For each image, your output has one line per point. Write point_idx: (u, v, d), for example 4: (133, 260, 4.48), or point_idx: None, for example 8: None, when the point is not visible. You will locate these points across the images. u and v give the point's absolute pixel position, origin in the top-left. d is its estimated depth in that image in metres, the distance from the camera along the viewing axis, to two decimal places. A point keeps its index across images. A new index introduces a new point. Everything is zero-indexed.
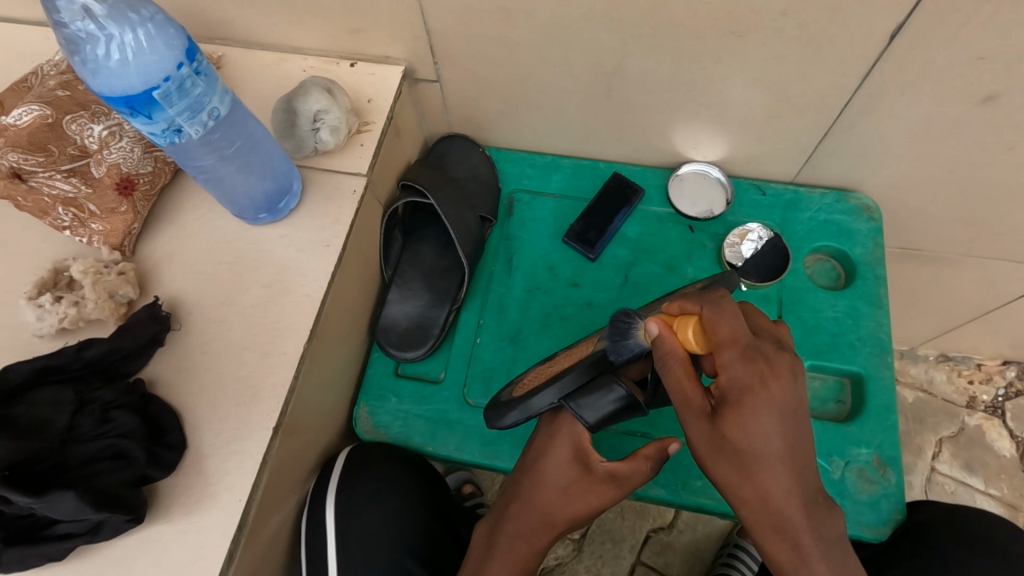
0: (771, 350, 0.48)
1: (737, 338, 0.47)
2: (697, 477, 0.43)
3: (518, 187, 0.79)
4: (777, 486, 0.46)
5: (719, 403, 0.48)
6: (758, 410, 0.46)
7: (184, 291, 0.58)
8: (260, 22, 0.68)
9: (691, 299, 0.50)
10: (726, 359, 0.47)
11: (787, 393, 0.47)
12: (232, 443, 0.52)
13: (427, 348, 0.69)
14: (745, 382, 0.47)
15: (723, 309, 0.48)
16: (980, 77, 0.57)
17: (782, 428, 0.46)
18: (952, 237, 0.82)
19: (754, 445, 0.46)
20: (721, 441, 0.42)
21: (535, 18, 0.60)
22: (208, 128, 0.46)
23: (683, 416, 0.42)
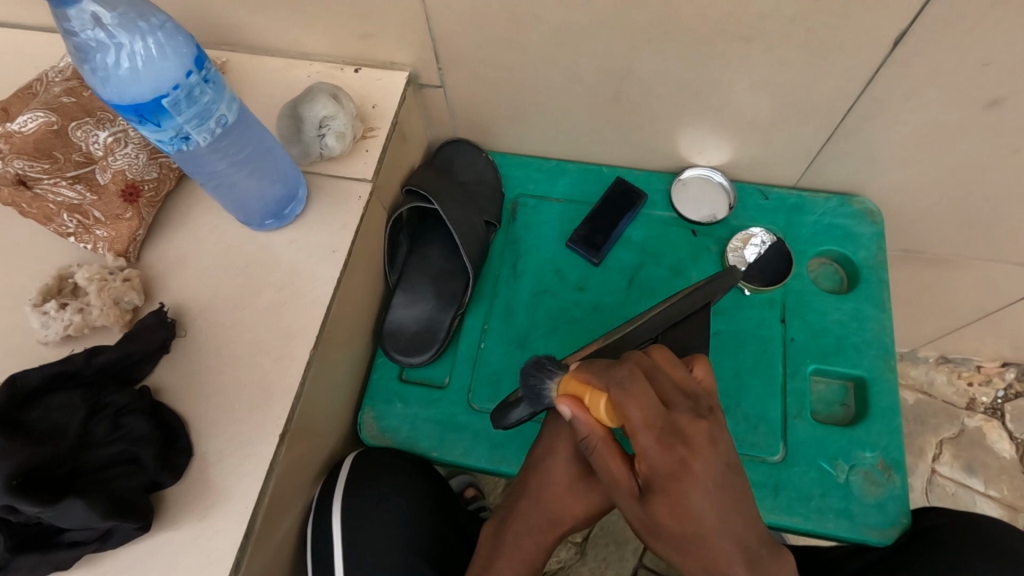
0: (688, 424, 0.42)
1: (649, 449, 0.41)
2: (666, 508, 0.42)
3: (522, 191, 0.79)
4: (720, 562, 0.42)
5: (647, 484, 0.44)
6: (678, 500, 0.41)
7: (189, 296, 0.58)
8: (264, 27, 0.68)
9: (596, 371, 0.46)
10: (642, 443, 0.42)
11: (717, 467, 0.41)
12: (238, 451, 0.52)
13: (433, 352, 0.69)
14: (668, 470, 0.41)
15: (641, 389, 0.42)
16: (986, 83, 0.57)
17: (714, 505, 0.41)
18: (954, 240, 0.83)
19: (692, 520, 0.41)
20: (683, 472, 0.41)
21: (541, 23, 0.60)
22: (215, 135, 0.46)
23: (644, 448, 0.41)
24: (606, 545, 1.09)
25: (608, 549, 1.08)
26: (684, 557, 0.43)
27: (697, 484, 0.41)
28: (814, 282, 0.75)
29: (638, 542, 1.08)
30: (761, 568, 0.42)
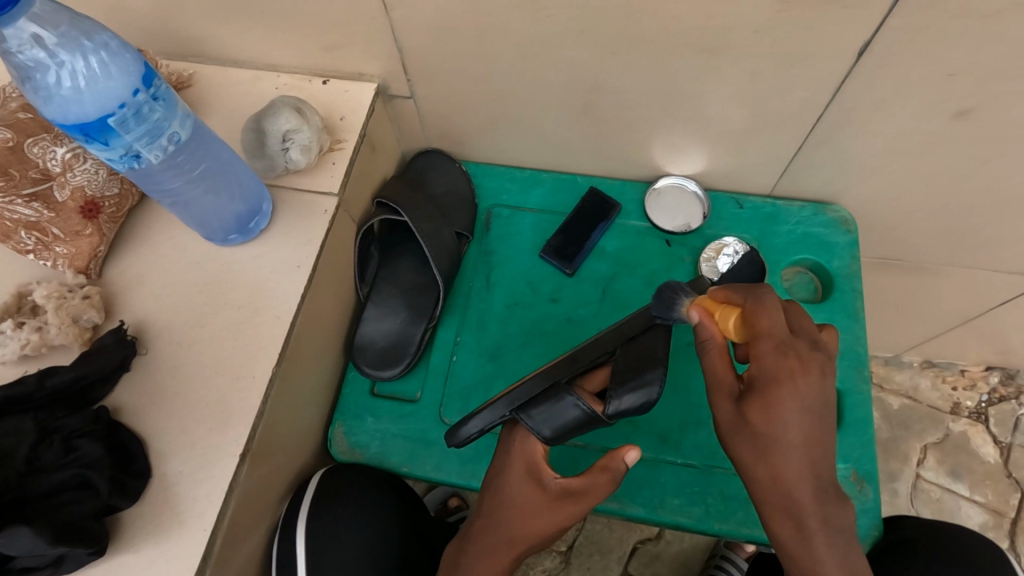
0: (808, 350, 0.47)
1: (773, 330, 0.48)
2: (758, 408, 0.47)
3: (496, 203, 0.78)
4: (773, 480, 0.47)
5: (747, 390, 0.49)
6: (778, 400, 0.46)
7: (151, 314, 0.57)
8: (230, 38, 0.67)
9: (736, 290, 0.51)
10: (760, 350, 0.48)
11: (809, 391, 0.46)
12: (198, 472, 0.51)
13: (403, 367, 0.68)
14: (772, 374, 0.47)
15: (765, 305, 0.48)
16: (955, 93, 0.56)
17: (804, 421, 0.46)
18: (931, 247, 0.82)
19: (777, 431, 0.46)
20: (784, 378, 0.46)
21: (507, 36, 0.59)
22: (168, 152, 0.46)
23: (761, 353, 0.47)
24: (590, 555, 1.08)
25: (592, 559, 1.08)
26: (758, 454, 0.47)
27: (793, 391, 0.46)
28: (788, 292, 0.74)
29: (622, 551, 1.08)
30: (826, 502, 0.47)
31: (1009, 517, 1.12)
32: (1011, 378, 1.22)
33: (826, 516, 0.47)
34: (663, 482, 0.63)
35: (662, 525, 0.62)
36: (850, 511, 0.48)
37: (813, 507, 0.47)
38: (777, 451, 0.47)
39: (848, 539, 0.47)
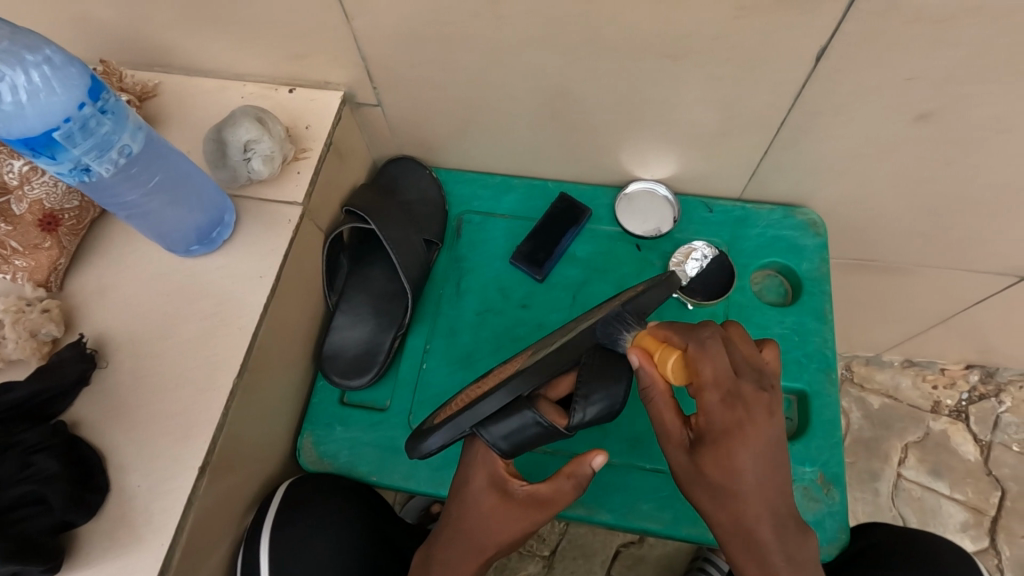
0: (753, 394, 0.49)
1: (711, 379, 0.48)
2: (711, 459, 0.48)
3: (467, 209, 0.78)
4: (735, 522, 0.48)
5: (700, 438, 0.50)
6: (723, 455, 0.48)
7: (111, 327, 0.57)
8: (193, 48, 0.66)
9: (677, 331, 0.51)
10: (708, 402, 0.48)
11: (763, 434, 0.48)
12: (156, 486, 0.51)
13: (372, 375, 0.68)
14: (724, 426, 0.48)
15: (706, 349, 0.49)
16: (914, 97, 0.56)
17: (758, 468, 0.48)
18: (903, 248, 0.82)
19: (739, 475, 0.48)
20: (735, 432, 0.48)
21: (468, 43, 0.59)
22: (119, 166, 0.46)
23: (709, 404, 0.48)
24: (573, 559, 1.09)
25: (575, 562, 1.08)
26: (717, 505, 0.49)
27: (744, 443, 0.47)
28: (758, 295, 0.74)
29: (606, 554, 1.09)
30: (788, 538, 0.48)
31: (989, 516, 1.13)
32: (991, 376, 1.22)
33: (790, 553, 0.48)
34: (632, 488, 0.63)
35: (631, 531, 0.62)
36: (809, 541, 0.49)
37: (775, 543, 0.48)
38: (735, 495, 0.48)
39: (813, 567, 0.48)
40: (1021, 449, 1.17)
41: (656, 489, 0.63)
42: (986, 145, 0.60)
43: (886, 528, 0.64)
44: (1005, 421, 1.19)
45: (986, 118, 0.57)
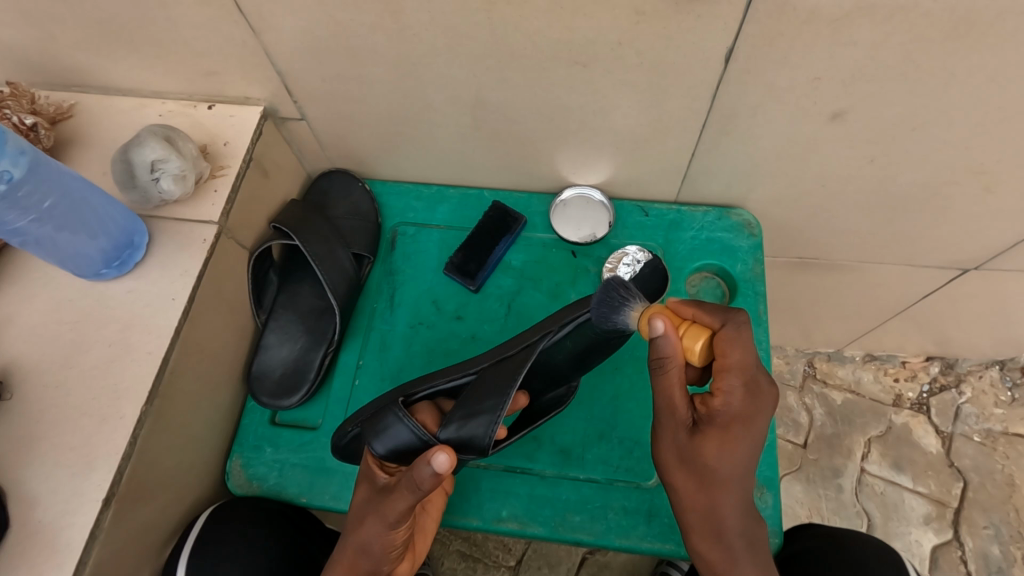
0: (763, 384, 0.51)
1: (739, 363, 0.49)
2: (713, 441, 0.50)
3: (402, 220, 0.78)
4: (701, 502, 0.51)
5: (703, 420, 0.52)
6: (727, 441, 0.50)
7: (18, 356, 0.56)
8: (106, 67, 0.65)
9: (707, 312, 0.51)
10: (727, 383, 0.49)
11: (764, 424, 0.51)
12: (58, 519, 0.49)
13: (302, 395, 0.67)
14: (738, 411, 0.50)
15: (738, 333, 0.49)
16: (825, 96, 0.56)
17: (750, 458, 0.50)
18: (843, 245, 0.82)
19: (720, 466, 0.50)
20: (749, 418, 0.50)
21: (377, 54, 0.58)
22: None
23: (730, 386, 0.49)
24: (539, 568, 1.07)
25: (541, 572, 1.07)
26: (700, 484, 0.51)
27: (751, 432, 0.50)
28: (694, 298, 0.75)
29: (572, 563, 1.07)
30: (749, 530, 0.52)
31: (952, 507, 1.13)
32: (951, 367, 1.22)
33: (750, 540, 0.52)
34: (563, 498, 0.64)
35: (563, 543, 0.63)
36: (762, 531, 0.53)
37: (738, 532, 0.51)
38: (719, 482, 0.50)
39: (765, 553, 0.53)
40: (982, 439, 1.18)
41: (588, 499, 0.63)
42: (903, 141, 0.60)
43: (824, 531, 0.65)
44: (965, 412, 1.20)
45: (897, 114, 0.57)
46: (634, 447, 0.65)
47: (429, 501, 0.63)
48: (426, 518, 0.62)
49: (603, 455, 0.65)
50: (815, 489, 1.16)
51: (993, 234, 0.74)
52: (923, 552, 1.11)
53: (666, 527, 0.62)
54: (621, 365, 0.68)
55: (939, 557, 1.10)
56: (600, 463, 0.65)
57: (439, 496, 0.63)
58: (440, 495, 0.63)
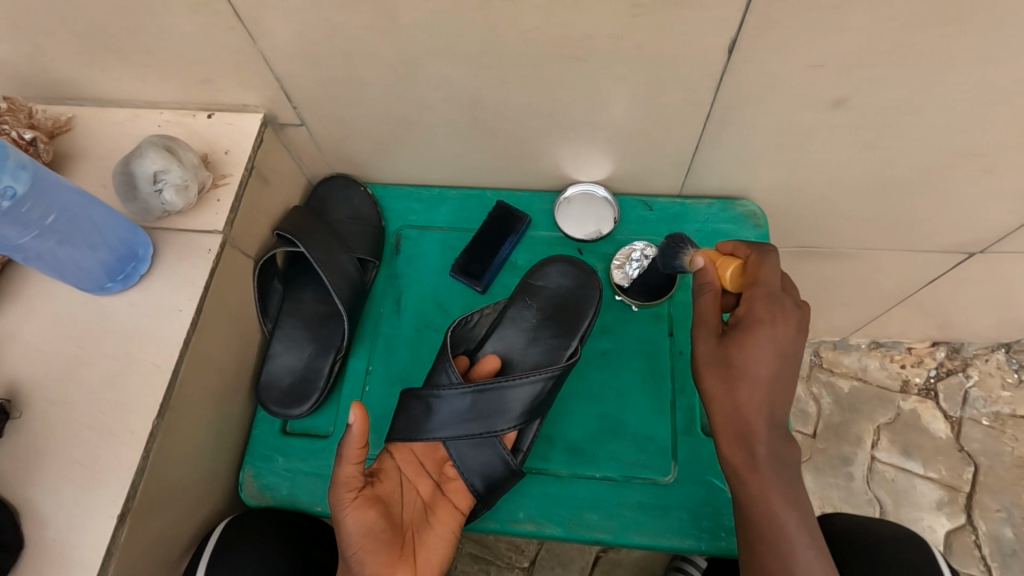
0: (790, 304, 0.54)
1: (768, 282, 0.54)
2: (738, 344, 0.53)
3: (404, 224, 0.78)
4: (734, 407, 0.53)
5: (731, 328, 0.55)
6: (751, 343, 0.53)
7: (24, 374, 0.55)
8: (102, 79, 0.65)
9: (745, 245, 0.59)
10: (752, 296, 0.55)
11: (790, 335, 0.53)
12: (71, 536, 0.49)
13: (312, 403, 0.67)
14: (759, 319, 0.53)
15: (762, 258, 0.56)
16: (828, 83, 0.56)
17: (771, 365, 0.52)
18: (848, 232, 0.82)
19: (750, 366, 0.53)
20: (763, 327, 0.53)
21: (375, 56, 0.57)
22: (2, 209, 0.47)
23: (756, 297, 0.54)
24: (553, 568, 1.07)
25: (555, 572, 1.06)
26: (727, 388, 0.53)
27: (764, 342, 0.52)
28: None
29: (585, 561, 1.07)
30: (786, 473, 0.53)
31: (963, 492, 1.13)
32: (956, 352, 1.22)
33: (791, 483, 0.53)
34: (578, 498, 0.63)
35: (581, 542, 0.62)
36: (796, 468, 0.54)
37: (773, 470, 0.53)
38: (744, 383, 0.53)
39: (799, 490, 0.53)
40: (990, 423, 1.18)
41: (603, 497, 0.63)
42: (907, 126, 0.60)
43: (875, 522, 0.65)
44: (972, 396, 1.20)
45: (899, 100, 0.57)
46: (648, 444, 0.65)
47: (440, 517, 0.60)
48: (433, 533, 0.59)
49: (618, 452, 0.65)
50: (825, 478, 1.16)
51: (998, 216, 0.74)
52: (936, 538, 1.10)
53: (684, 523, 0.62)
54: (631, 362, 0.68)
55: (953, 542, 1.10)
56: (613, 460, 0.64)
57: (451, 511, 0.60)
58: (452, 511, 0.61)
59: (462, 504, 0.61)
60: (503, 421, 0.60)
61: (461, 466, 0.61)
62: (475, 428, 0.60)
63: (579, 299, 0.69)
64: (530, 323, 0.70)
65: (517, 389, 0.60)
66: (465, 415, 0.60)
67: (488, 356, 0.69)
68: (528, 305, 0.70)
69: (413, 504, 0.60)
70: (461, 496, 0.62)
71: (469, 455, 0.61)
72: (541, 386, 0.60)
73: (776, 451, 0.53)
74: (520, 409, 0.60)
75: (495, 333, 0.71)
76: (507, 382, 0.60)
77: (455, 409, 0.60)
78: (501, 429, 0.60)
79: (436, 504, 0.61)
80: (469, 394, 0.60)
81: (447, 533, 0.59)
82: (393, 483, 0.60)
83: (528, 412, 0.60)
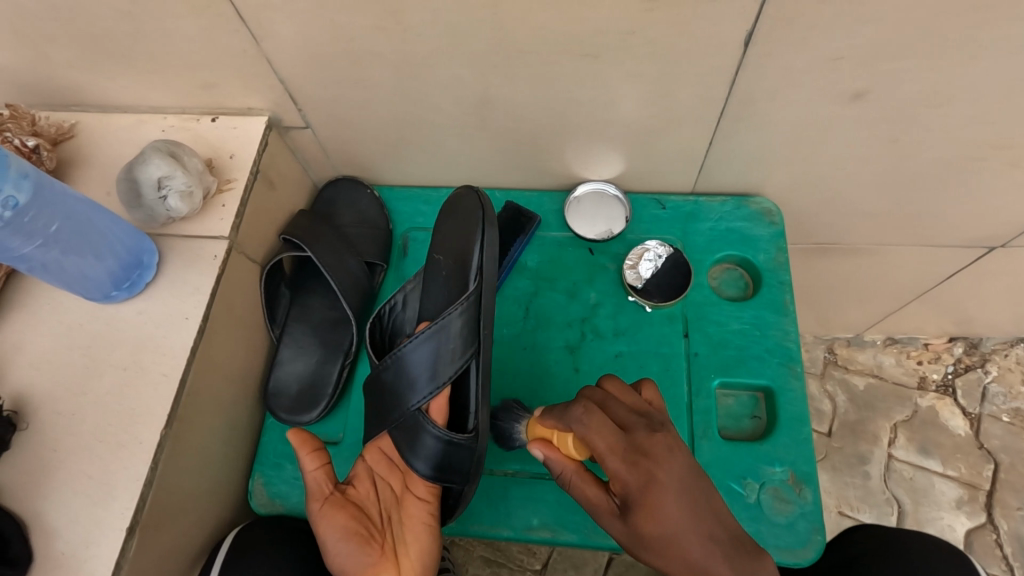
0: (648, 436, 0.45)
1: (607, 442, 0.45)
2: (644, 520, 0.43)
3: (412, 226, 0.76)
4: (683, 558, 0.41)
5: (626, 505, 0.45)
6: (656, 512, 0.42)
7: (32, 385, 0.54)
8: (105, 83, 0.64)
9: (560, 414, 0.51)
10: (612, 468, 0.45)
11: (692, 466, 0.44)
12: (81, 551, 0.48)
13: (320, 410, 0.66)
14: (638, 484, 0.43)
15: (592, 417, 0.47)
16: (846, 75, 0.54)
17: (698, 531, 0.42)
18: (867, 227, 0.80)
19: (664, 531, 0.42)
20: (653, 484, 0.43)
21: (380, 56, 0.56)
22: (4, 219, 0.46)
23: (614, 471, 0.45)
24: (566, 570, 1.06)
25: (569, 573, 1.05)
26: (667, 563, 0.42)
27: (664, 491, 0.42)
28: (716, 290, 0.73)
29: (598, 563, 1.06)
30: None
31: (983, 490, 1.11)
32: (975, 347, 1.20)
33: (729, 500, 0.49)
34: None
35: (597, 549, 0.61)
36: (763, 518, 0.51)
37: None
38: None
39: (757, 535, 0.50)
40: (1010, 419, 1.15)
41: None
42: (928, 118, 0.58)
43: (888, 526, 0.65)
44: (992, 392, 1.18)
45: (922, 91, 0.55)
46: None
47: (410, 513, 0.58)
48: (405, 528, 0.57)
49: None
50: (841, 477, 1.14)
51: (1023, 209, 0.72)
52: (956, 537, 1.08)
53: None
54: (646, 364, 0.68)
55: (973, 541, 1.08)
56: None
57: (417, 504, 0.58)
58: (418, 505, 0.58)
59: (424, 493, 0.58)
60: (442, 370, 0.56)
61: (416, 453, 0.57)
62: (418, 395, 0.56)
63: (468, 233, 0.61)
64: (445, 279, 0.62)
65: (448, 328, 0.56)
66: (398, 382, 0.57)
67: (420, 326, 0.62)
68: (439, 262, 0.62)
69: (388, 501, 0.60)
70: (422, 485, 0.59)
71: (418, 440, 0.57)
72: (470, 315, 0.56)
73: None
74: (455, 347, 0.56)
75: (422, 302, 0.64)
76: (404, 348, 0.57)
77: (394, 378, 0.57)
78: (443, 379, 0.56)
79: (404, 498, 0.59)
80: (405, 355, 0.57)
81: (420, 527, 0.57)
82: (367, 485, 0.59)
83: (462, 352, 0.56)
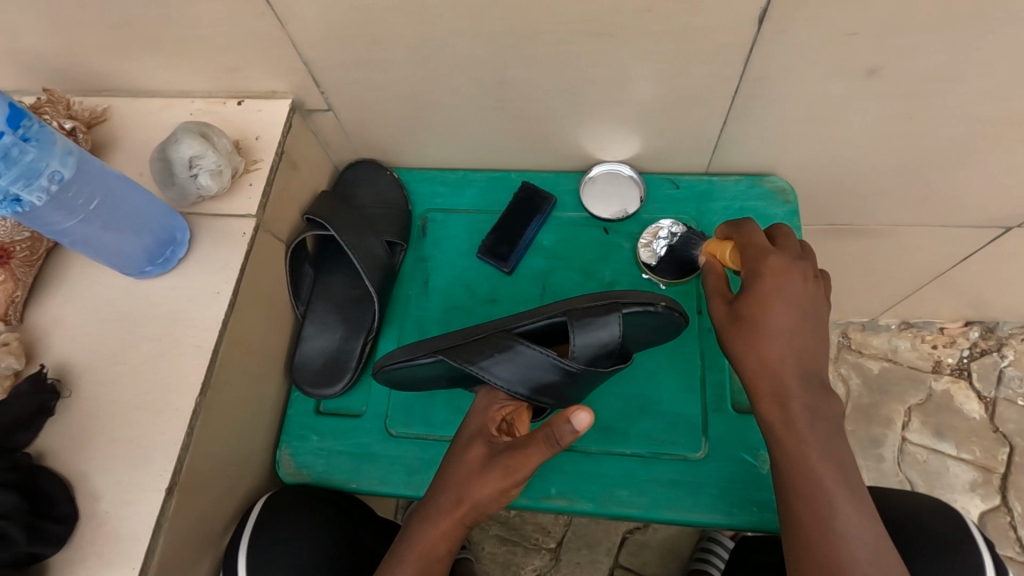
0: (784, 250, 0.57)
1: (760, 242, 0.57)
2: (756, 301, 0.55)
3: (430, 207, 0.78)
4: (765, 371, 0.54)
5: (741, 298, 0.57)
6: (762, 299, 0.55)
7: (73, 356, 0.57)
8: (136, 69, 0.66)
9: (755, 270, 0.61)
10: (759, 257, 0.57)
11: (785, 263, 0.55)
12: (122, 510, 0.51)
13: (345, 382, 0.68)
14: (774, 269, 0.55)
15: (755, 227, 0.59)
16: (859, 51, 0.55)
17: (788, 314, 0.54)
18: (881, 207, 0.80)
19: (766, 322, 0.54)
20: (789, 265, 0.55)
21: (400, 37, 0.58)
22: (50, 192, 0.49)
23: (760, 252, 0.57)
24: (579, 549, 1.08)
25: (580, 552, 1.08)
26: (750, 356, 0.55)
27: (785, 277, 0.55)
28: None
29: (611, 542, 1.08)
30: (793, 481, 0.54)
31: (998, 473, 1.11)
32: (991, 331, 1.19)
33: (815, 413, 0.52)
34: (609, 474, 0.64)
35: (612, 517, 0.63)
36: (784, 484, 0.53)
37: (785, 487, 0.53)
38: (760, 341, 0.54)
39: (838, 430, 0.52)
40: None
41: (634, 473, 0.64)
42: (940, 94, 0.59)
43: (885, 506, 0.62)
44: (1008, 375, 1.17)
45: (934, 66, 0.55)
46: (677, 420, 0.65)
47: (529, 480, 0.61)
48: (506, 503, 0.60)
49: (646, 429, 0.65)
50: None
51: None
52: None
53: (714, 498, 0.62)
54: None
55: (987, 523, 1.08)
56: (643, 438, 0.65)
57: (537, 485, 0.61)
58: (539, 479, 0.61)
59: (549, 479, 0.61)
60: (511, 364, 0.55)
61: (501, 383, 0.56)
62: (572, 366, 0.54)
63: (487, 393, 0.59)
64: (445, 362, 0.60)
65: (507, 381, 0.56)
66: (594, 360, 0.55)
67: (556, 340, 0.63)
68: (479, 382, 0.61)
69: None
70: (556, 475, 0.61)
71: (589, 338, 0.55)
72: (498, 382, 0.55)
73: (819, 417, 0.53)
74: (503, 373, 0.55)
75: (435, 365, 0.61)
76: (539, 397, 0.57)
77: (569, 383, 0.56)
78: (503, 355, 0.55)
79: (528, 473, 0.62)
80: (543, 394, 0.56)
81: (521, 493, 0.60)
82: None
83: (496, 363, 0.55)
